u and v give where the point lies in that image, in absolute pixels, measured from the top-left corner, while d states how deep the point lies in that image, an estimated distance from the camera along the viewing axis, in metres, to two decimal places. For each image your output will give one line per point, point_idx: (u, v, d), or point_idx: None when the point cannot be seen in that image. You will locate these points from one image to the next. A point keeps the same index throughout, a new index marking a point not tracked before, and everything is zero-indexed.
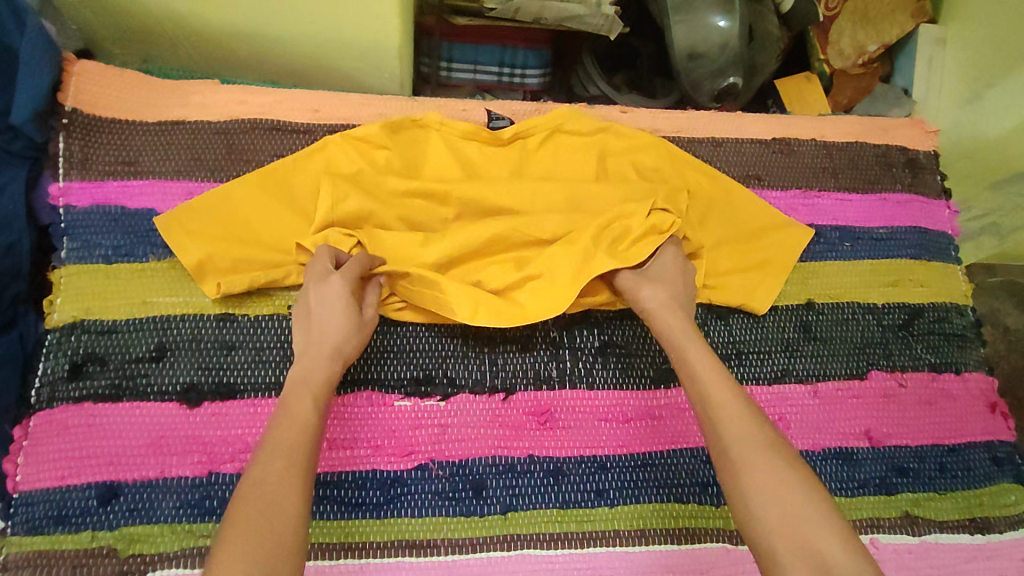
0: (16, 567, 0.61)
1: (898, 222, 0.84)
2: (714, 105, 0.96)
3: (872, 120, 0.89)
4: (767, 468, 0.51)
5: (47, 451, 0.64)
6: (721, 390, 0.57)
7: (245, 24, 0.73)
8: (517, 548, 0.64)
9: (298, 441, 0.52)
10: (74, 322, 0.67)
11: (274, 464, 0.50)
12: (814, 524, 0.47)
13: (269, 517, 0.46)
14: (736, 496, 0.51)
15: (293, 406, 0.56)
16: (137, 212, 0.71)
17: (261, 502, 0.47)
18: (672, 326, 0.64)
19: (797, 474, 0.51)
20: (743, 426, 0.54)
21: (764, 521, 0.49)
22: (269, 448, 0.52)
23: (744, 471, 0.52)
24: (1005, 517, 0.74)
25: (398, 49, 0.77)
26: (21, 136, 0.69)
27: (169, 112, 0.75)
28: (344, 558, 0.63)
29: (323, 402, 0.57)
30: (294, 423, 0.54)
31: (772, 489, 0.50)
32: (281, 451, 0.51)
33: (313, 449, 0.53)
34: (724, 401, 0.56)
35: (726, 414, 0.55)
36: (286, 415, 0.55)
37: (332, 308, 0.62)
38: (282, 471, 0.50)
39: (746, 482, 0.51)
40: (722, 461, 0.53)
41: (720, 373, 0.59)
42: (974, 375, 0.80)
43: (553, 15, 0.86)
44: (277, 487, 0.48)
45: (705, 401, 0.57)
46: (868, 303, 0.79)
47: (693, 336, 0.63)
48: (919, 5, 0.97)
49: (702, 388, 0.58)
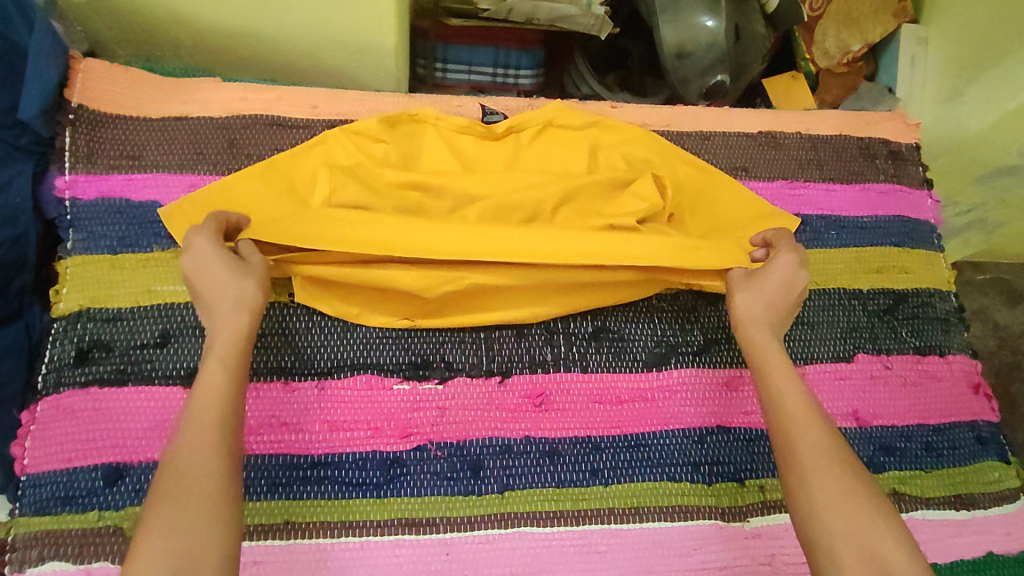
0: (23, 547, 0.62)
1: (881, 211, 0.86)
2: (703, 101, 0.99)
3: (855, 113, 0.92)
4: (839, 481, 0.53)
5: (54, 435, 0.65)
6: (799, 403, 0.58)
7: (247, 25, 0.76)
8: (513, 526, 0.66)
9: (211, 409, 0.53)
10: (81, 310, 0.69)
11: (193, 437, 0.51)
12: (876, 531, 0.50)
13: (187, 491, 0.48)
14: (800, 495, 0.53)
15: (205, 374, 0.56)
16: (141, 204, 0.73)
17: (177, 476, 0.49)
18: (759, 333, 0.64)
19: (866, 487, 0.53)
20: (815, 435, 0.56)
21: (831, 530, 0.50)
22: (188, 422, 0.53)
23: (812, 476, 0.53)
24: (990, 494, 0.76)
25: (395, 47, 0.80)
26: (28, 131, 0.71)
27: (172, 108, 0.77)
28: (345, 536, 0.64)
29: (238, 363, 0.57)
30: (206, 391, 0.54)
31: (838, 493, 0.52)
32: (197, 425, 0.52)
33: (230, 413, 0.54)
34: (800, 412, 0.57)
35: (796, 420, 0.57)
36: (200, 385, 0.55)
37: (208, 270, 0.61)
38: (199, 443, 0.51)
39: (816, 493, 0.52)
40: (794, 469, 0.54)
41: (793, 381, 0.60)
42: (957, 358, 0.82)
43: (544, 15, 0.88)
44: (193, 460, 0.50)
45: (777, 406, 0.59)
46: (854, 289, 0.81)
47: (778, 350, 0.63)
48: (901, 6, 1.01)
49: (781, 396, 0.59)
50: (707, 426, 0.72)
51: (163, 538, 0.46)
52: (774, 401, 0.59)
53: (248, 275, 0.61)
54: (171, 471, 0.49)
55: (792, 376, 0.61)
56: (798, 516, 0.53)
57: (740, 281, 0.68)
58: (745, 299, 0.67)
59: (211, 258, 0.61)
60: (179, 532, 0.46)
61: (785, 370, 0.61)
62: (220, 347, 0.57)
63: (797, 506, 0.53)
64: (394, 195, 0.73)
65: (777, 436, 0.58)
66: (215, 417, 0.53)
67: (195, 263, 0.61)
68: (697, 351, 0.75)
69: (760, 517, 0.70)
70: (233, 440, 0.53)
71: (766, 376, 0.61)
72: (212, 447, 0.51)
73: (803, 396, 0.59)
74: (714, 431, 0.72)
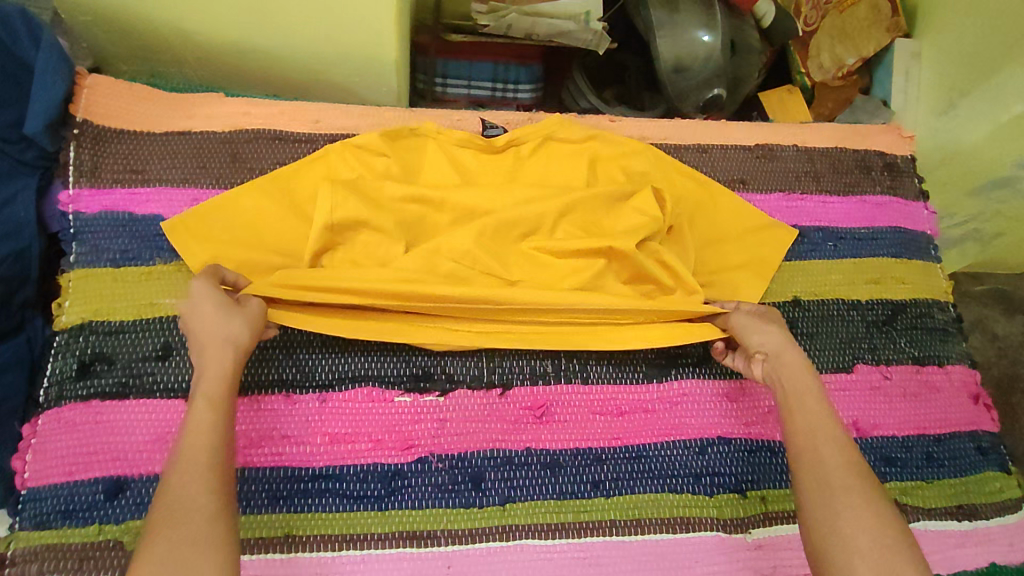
0: (24, 561, 0.62)
1: (878, 223, 0.87)
2: (700, 114, 1.00)
3: (851, 126, 0.93)
4: (863, 501, 0.53)
5: (55, 448, 0.65)
6: (828, 426, 0.59)
7: (250, 41, 0.77)
8: (515, 538, 0.66)
9: (201, 443, 0.53)
10: (83, 323, 0.69)
11: (189, 474, 0.51)
12: (898, 557, 0.50)
13: (178, 529, 0.48)
14: (824, 510, 0.53)
15: (193, 412, 0.56)
16: (144, 218, 0.73)
17: (169, 514, 0.49)
18: (790, 357, 0.65)
19: (889, 511, 0.53)
20: (842, 458, 0.56)
21: (854, 547, 0.51)
22: (178, 458, 0.53)
23: (837, 496, 0.54)
24: (991, 504, 0.76)
25: (396, 63, 0.81)
26: (34, 146, 0.73)
27: (176, 122, 0.78)
28: (346, 549, 0.64)
29: (226, 403, 0.57)
30: (197, 426, 0.55)
31: (863, 514, 0.52)
32: (186, 466, 0.52)
33: (221, 452, 0.54)
34: (828, 435, 0.58)
35: (826, 442, 0.58)
36: (190, 421, 0.55)
37: (196, 312, 0.60)
38: (189, 483, 0.51)
39: (840, 511, 0.53)
40: (820, 485, 0.55)
41: (823, 406, 0.61)
42: (956, 367, 0.82)
43: (544, 31, 0.90)
44: (184, 495, 0.50)
45: (804, 428, 0.59)
46: (852, 299, 0.82)
47: (808, 374, 0.64)
48: (894, 20, 1.02)
49: (812, 418, 0.60)
50: (708, 438, 0.72)
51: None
52: (802, 421, 0.60)
53: (238, 315, 0.61)
54: (161, 507, 0.49)
55: (820, 400, 0.62)
56: (817, 531, 0.53)
57: (750, 320, 0.69)
58: (770, 326, 0.68)
59: (202, 300, 0.61)
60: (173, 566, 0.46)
61: (815, 394, 0.62)
62: (209, 387, 0.57)
63: (816, 521, 0.54)
64: (393, 211, 0.73)
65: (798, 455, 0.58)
66: (206, 455, 0.53)
67: (186, 306, 0.61)
68: (697, 361, 0.75)
69: (762, 529, 0.70)
70: (224, 472, 0.53)
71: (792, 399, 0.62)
72: (201, 481, 0.51)
73: (831, 421, 0.60)
74: (715, 442, 0.72)
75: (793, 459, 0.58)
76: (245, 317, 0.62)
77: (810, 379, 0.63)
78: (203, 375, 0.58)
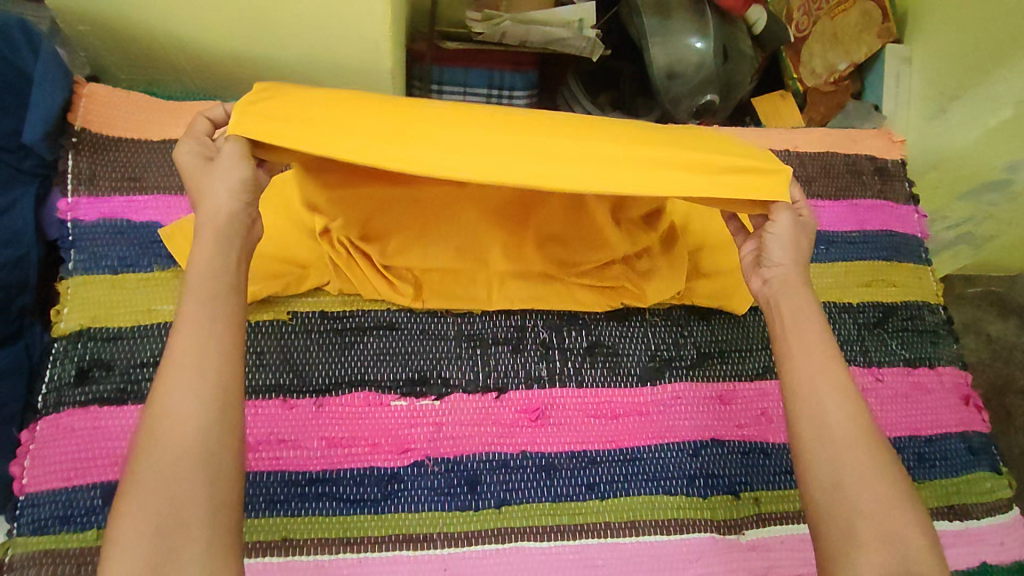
0: (22, 567, 0.62)
1: (869, 226, 0.88)
2: (694, 120, 1.01)
3: (842, 131, 0.94)
4: (866, 455, 0.51)
5: (53, 453, 0.66)
6: (831, 366, 0.54)
7: (247, 50, 0.78)
8: (511, 541, 0.66)
9: (192, 358, 0.46)
10: (81, 330, 0.70)
11: (174, 392, 0.45)
12: (900, 519, 0.49)
13: (166, 468, 0.43)
14: (824, 465, 0.51)
15: (184, 313, 0.48)
16: (142, 225, 0.74)
17: (159, 449, 0.44)
18: (794, 291, 0.58)
19: (891, 464, 0.51)
20: (846, 404, 0.53)
21: (854, 507, 0.49)
22: (167, 371, 0.46)
23: (837, 450, 0.51)
24: (982, 503, 0.77)
25: (392, 70, 0.82)
26: (32, 155, 0.73)
27: (174, 131, 0.78)
28: (343, 552, 0.64)
29: (219, 298, 0.49)
30: (184, 334, 0.47)
31: (866, 471, 0.50)
32: (179, 384, 0.46)
33: (213, 364, 0.47)
34: (831, 377, 0.54)
35: (829, 386, 0.53)
36: (179, 327, 0.48)
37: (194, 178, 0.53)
38: (182, 409, 0.45)
39: (842, 468, 0.50)
40: (821, 436, 0.51)
41: (825, 343, 0.55)
42: (947, 369, 0.83)
43: (538, 39, 0.91)
44: (176, 422, 0.44)
45: (804, 371, 0.54)
46: (844, 302, 0.83)
47: (810, 306, 0.57)
48: (884, 26, 1.03)
49: (813, 357, 0.55)
50: (702, 440, 0.73)
51: (137, 531, 0.42)
52: (801, 360, 0.55)
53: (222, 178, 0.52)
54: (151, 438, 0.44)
55: (824, 335, 0.56)
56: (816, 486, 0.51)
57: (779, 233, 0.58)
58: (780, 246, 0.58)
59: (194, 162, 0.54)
60: (163, 513, 0.42)
61: (818, 330, 0.56)
62: (199, 279, 0.49)
63: (813, 475, 0.51)
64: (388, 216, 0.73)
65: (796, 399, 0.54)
66: (199, 374, 0.46)
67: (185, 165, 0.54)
68: (690, 364, 0.76)
69: (756, 530, 0.70)
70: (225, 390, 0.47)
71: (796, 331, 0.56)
72: (195, 406, 0.45)
73: (833, 362, 0.55)
74: (709, 444, 0.73)
75: (789, 402, 0.54)
76: (232, 171, 0.52)
77: (810, 313, 0.57)
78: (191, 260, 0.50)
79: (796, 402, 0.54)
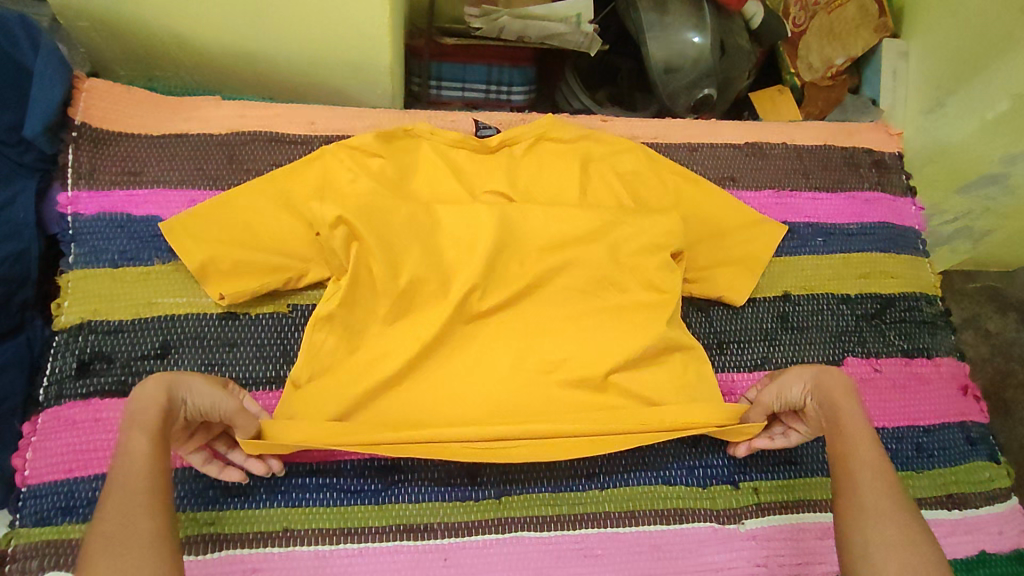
0: (23, 558, 0.62)
1: (866, 219, 0.88)
2: (691, 115, 1.02)
3: (839, 125, 0.95)
4: (899, 530, 0.53)
5: (55, 445, 0.66)
6: (868, 450, 0.59)
7: (246, 45, 0.78)
8: (511, 531, 0.66)
9: (141, 468, 0.50)
10: (82, 322, 0.70)
11: (117, 503, 0.48)
12: None
13: (120, 557, 0.45)
14: (857, 539, 0.54)
15: (126, 440, 0.51)
16: (141, 219, 0.74)
17: (109, 540, 0.46)
18: (832, 385, 0.63)
19: (927, 540, 0.53)
20: (882, 484, 0.56)
21: None
22: (115, 488, 0.49)
23: (869, 524, 0.54)
24: (981, 493, 0.77)
25: (391, 65, 0.82)
26: (33, 149, 0.74)
27: (174, 125, 0.79)
28: (343, 542, 0.64)
29: (162, 428, 0.53)
30: (131, 454, 0.50)
31: (897, 542, 0.52)
32: (123, 489, 0.49)
33: (159, 477, 0.50)
34: (868, 459, 0.58)
35: (866, 468, 0.57)
36: (123, 453, 0.51)
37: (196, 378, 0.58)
38: (132, 510, 0.48)
39: (873, 542, 0.53)
40: (856, 514, 0.55)
41: (866, 430, 0.60)
42: (945, 360, 0.83)
43: (536, 33, 0.91)
44: (124, 520, 0.47)
45: (845, 454, 0.59)
46: (842, 293, 0.83)
47: (850, 399, 0.62)
48: (882, 21, 1.04)
49: (854, 444, 0.59)
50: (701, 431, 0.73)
51: None
52: (841, 445, 0.60)
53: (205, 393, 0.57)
54: (102, 537, 0.46)
55: (861, 421, 0.61)
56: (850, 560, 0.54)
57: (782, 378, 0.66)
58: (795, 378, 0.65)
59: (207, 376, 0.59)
60: None
61: (859, 422, 0.61)
62: (142, 413, 0.52)
63: (850, 550, 0.54)
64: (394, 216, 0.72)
65: (838, 480, 0.58)
66: (147, 483, 0.49)
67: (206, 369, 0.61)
68: None
69: (755, 519, 0.70)
70: (164, 498, 0.50)
71: (838, 422, 0.61)
72: (144, 503, 0.48)
73: (875, 448, 0.59)
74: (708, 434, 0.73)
75: (834, 483, 0.59)
76: (193, 398, 0.57)
77: (851, 405, 0.62)
78: (134, 406, 0.53)
79: (838, 485, 0.58)
